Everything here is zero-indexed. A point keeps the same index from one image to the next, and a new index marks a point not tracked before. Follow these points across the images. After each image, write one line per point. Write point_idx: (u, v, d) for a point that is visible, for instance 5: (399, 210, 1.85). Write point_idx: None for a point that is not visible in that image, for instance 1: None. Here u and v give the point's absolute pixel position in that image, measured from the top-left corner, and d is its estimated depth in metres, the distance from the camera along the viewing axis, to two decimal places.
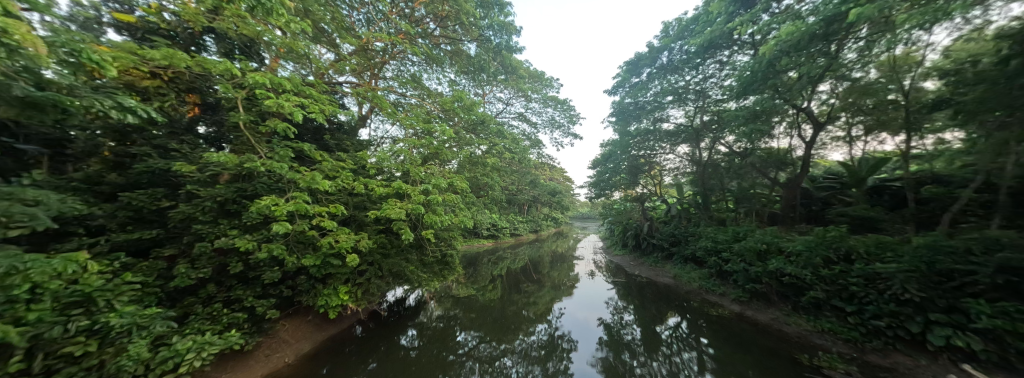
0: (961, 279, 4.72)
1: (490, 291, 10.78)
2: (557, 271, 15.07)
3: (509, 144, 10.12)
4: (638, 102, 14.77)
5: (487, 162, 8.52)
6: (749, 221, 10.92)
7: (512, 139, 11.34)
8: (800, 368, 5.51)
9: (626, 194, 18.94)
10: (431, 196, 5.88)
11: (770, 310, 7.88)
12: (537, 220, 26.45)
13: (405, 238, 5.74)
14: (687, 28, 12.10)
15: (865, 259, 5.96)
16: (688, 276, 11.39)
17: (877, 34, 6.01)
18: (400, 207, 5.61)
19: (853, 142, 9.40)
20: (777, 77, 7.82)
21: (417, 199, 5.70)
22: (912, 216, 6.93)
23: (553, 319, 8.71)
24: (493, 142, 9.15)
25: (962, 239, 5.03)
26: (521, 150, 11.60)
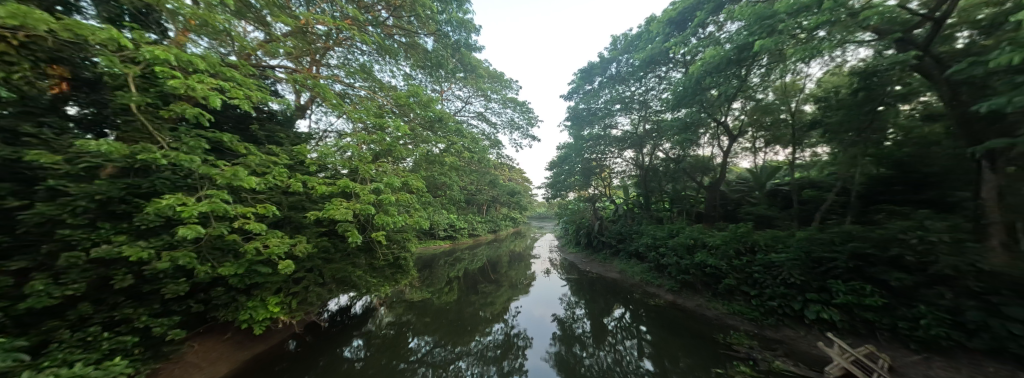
0: (827, 264, 5.97)
1: (446, 293, 10.45)
2: (514, 270, 15.28)
3: (468, 143, 9.97)
4: (591, 108, 15.71)
5: (445, 161, 8.27)
6: (682, 219, 12.36)
7: (471, 138, 11.16)
8: (717, 346, 6.40)
9: (580, 195, 19.99)
10: (382, 196, 5.51)
11: (696, 297, 9.00)
12: (496, 221, 26.42)
13: (352, 241, 5.30)
14: (632, 44, 13.36)
15: (764, 250, 7.17)
16: (632, 270, 12.44)
17: (774, 64, 7.28)
18: (345, 207, 5.16)
19: (758, 152, 11.22)
20: (701, 94, 9.03)
21: (366, 199, 5.30)
22: (797, 214, 8.55)
23: (509, 318, 8.81)
24: (451, 141, 8.91)
25: (829, 233, 6.36)
26: (481, 150, 11.50)
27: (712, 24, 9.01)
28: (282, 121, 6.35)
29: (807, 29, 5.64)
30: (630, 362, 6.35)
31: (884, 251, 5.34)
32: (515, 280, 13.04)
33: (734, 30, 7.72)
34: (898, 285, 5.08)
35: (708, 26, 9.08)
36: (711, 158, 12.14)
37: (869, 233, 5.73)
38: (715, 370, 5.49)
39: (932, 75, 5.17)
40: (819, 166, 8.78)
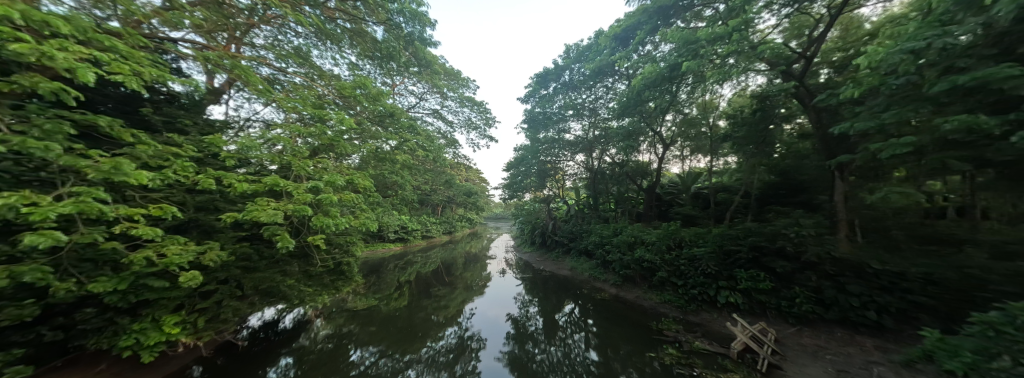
0: (735, 255, 7.07)
1: (395, 300, 9.79)
2: (470, 271, 15.07)
3: (423, 141, 9.49)
4: (546, 112, 16.26)
5: (396, 159, 7.78)
6: (625, 219, 13.55)
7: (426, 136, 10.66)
8: (651, 332, 7.11)
9: (535, 196, 20.53)
10: (321, 196, 4.94)
11: (635, 290, 9.89)
12: (452, 221, 25.75)
13: (282, 246, 4.66)
14: (583, 54, 14.24)
15: (689, 245, 8.20)
16: (581, 268, 13.18)
17: (697, 83, 8.38)
18: (274, 209, 4.52)
19: (686, 160, 12.82)
20: (640, 106, 9.97)
21: (301, 199, 4.71)
22: (715, 213, 10.00)
23: (464, 321, 8.64)
24: (404, 138, 8.43)
25: (737, 229, 7.53)
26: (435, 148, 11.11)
27: (649, 43, 10.02)
28: (187, 105, 5.29)
29: (721, 56, 6.60)
30: (578, 355, 6.71)
31: (773, 243, 6.53)
32: (470, 282, 12.83)
33: (667, 50, 8.70)
34: (783, 271, 6.24)
35: (646, 45, 10.10)
36: (649, 164, 13.54)
37: (764, 229, 6.95)
38: (649, 354, 6.09)
39: (805, 103, 6.49)
40: (731, 173, 10.40)
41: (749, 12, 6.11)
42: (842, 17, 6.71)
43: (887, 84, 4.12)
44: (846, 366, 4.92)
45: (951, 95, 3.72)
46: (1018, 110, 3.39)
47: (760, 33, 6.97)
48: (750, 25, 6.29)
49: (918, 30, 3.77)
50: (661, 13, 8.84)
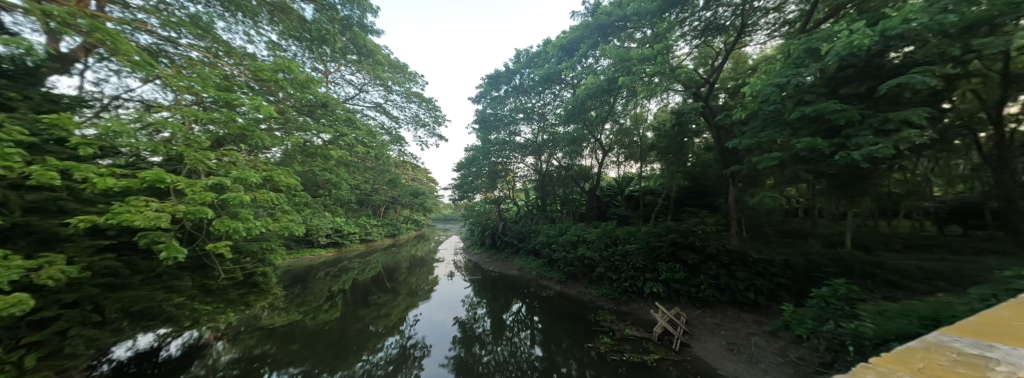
0: (658, 250, 8.04)
1: (324, 312, 8.65)
2: (415, 276, 14.24)
3: (363, 137, 8.67)
4: (497, 113, 16.26)
5: (330, 155, 6.93)
6: (569, 219, 14.39)
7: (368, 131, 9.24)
8: (589, 324, 7.65)
9: (486, 196, 20.32)
10: (228, 195, 4.13)
11: (577, 285, 10.51)
12: (396, 223, 24.01)
13: (171, 257, 3.76)
14: (532, 60, 14.73)
15: (622, 243, 9.06)
16: (529, 267, 13.54)
17: (631, 97, 9.30)
18: (158, 210, 3.63)
19: (622, 165, 14.22)
20: (583, 114, 10.63)
21: (201, 198, 3.85)
22: (644, 214, 11.29)
23: (406, 329, 8.06)
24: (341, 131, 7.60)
25: (660, 227, 8.58)
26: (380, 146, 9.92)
27: (591, 56, 10.82)
28: (12, 72, 3.86)
29: (649, 75, 7.43)
30: (524, 352, 6.88)
31: (687, 239, 7.61)
32: (415, 287, 12.09)
33: (606, 65, 9.47)
34: (693, 262, 7.31)
35: (589, 58, 10.88)
36: (590, 168, 14.60)
37: (680, 227, 8.07)
38: (587, 345, 6.55)
39: (709, 120, 7.73)
40: (656, 178, 11.87)
41: (670, 39, 7.02)
42: (734, 53, 8.33)
43: (764, 110, 5.15)
44: (735, 338, 6.02)
45: (802, 122, 4.83)
46: (839, 136, 4.59)
47: (678, 58, 8.10)
48: (671, 50, 7.21)
49: (782, 69, 4.80)
50: (600, 30, 9.62)
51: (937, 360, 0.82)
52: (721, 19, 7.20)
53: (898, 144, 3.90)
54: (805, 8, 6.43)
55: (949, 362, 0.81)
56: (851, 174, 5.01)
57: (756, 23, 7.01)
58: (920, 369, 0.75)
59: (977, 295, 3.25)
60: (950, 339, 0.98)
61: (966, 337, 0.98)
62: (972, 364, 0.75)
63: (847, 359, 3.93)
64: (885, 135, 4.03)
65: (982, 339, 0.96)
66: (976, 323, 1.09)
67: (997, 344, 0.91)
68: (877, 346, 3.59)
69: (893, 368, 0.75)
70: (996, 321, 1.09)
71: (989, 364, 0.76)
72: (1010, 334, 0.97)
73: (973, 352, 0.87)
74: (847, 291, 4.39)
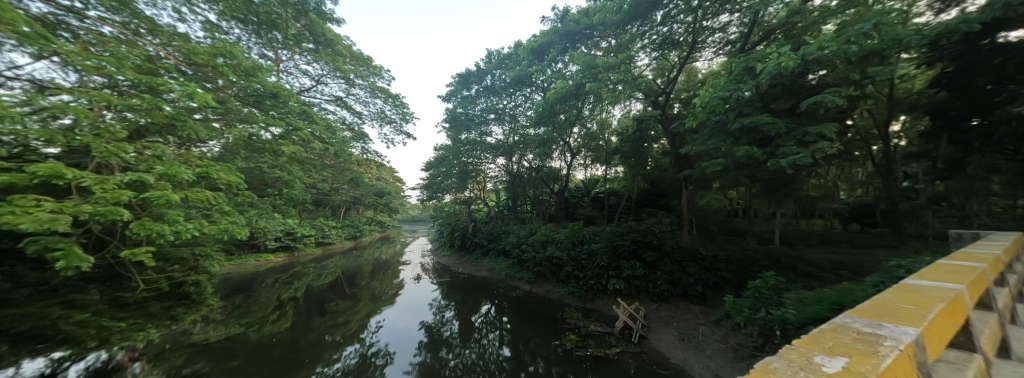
0: (620, 249, 8.46)
1: (273, 324, 7.86)
2: (379, 279, 13.49)
3: (323, 133, 8.02)
4: (468, 113, 15.94)
5: (283, 152, 6.34)
6: (539, 220, 14.64)
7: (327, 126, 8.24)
8: (556, 323, 7.82)
9: (455, 197, 19.91)
10: (153, 195, 3.59)
11: (545, 284, 10.68)
12: (358, 225, 22.55)
13: (77, 265, 3.18)
14: (503, 61, 14.76)
15: (588, 242, 9.43)
16: (499, 268, 13.52)
17: (598, 103, 9.69)
18: (63, 211, 3.06)
19: (588, 168, 14.82)
20: (553, 117, 10.85)
21: (115, 198, 3.30)
22: (608, 214, 11.85)
23: (367, 337, 7.53)
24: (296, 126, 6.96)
25: (622, 227, 9.05)
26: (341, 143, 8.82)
27: (560, 61, 11.11)
28: None
29: (614, 83, 7.79)
30: (492, 353, 6.84)
31: (646, 238, 8.12)
32: (378, 292, 11.46)
33: (574, 70, 9.77)
34: (651, 259, 7.82)
35: (558, 63, 11.16)
36: (559, 170, 14.98)
37: (639, 227, 8.59)
38: (554, 343, 6.70)
39: (666, 127, 8.35)
40: (619, 181, 12.53)
41: (632, 50, 7.43)
42: (686, 67, 9.12)
43: (711, 119, 5.67)
44: (686, 329, 6.53)
45: (742, 132, 5.40)
46: (770, 145, 5.19)
47: (639, 68, 8.63)
48: (632, 60, 7.64)
49: (725, 84, 5.33)
50: (569, 37, 9.93)
51: (840, 341, 0.72)
52: (675, 35, 7.80)
53: (814, 154, 4.53)
54: (744, 31, 7.23)
55: (850, 342, 0.71)
56: (780, 180, 5.72)
57: (704, 41, 7.70)
58: (827, 355, 0.62)
59: (870, 282, 3.88)
60: (850, 320, 0.91)
61: (861, 317, 0.93)
62: (868, 341, 0.71)
63: (774, 342, 4.47)
64: (805, 146, 4.66)
65: (873, 318, 0.91)
66: (866, 304, 1.07)
67: (886, 322, 0.86)
68: (797, 329, 4.14)
69: (800, 356, 0.61)
70: (882, 301, 1.08)
71: (886, 344, 0.67)
72: (895, 314, 0.94)
73: (869, 331, 0.79)
74: (775, 282, 5.01)
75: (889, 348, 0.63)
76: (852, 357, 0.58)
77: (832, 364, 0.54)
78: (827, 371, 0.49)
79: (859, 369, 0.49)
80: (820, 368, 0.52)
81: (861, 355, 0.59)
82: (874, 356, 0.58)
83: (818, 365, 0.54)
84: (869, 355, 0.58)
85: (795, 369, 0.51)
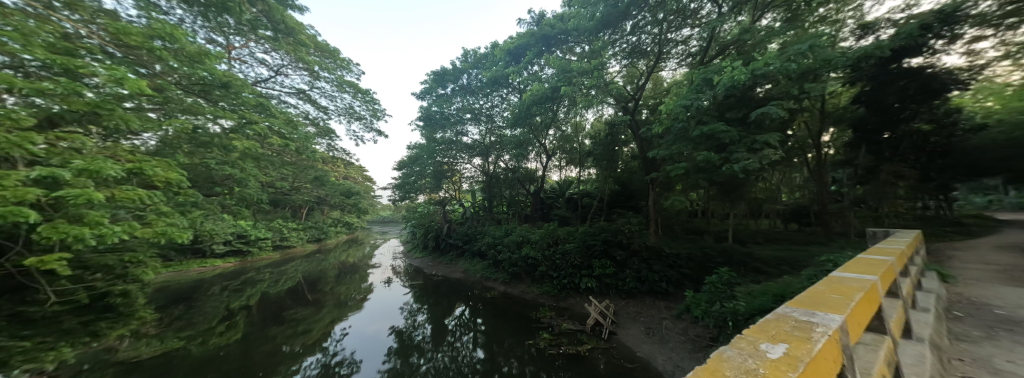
0: (592, 249, 8.74)
1: (221, 335, 7.11)
2: (345, 284, 12.76)
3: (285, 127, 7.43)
4: (444, 112, 15.39)
5: (237, 148, 5.79)
6: (515, 220, 14.70)
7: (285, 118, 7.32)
8: (530, 323, 7.88)
9: (429, 197, 19.38)
10: (72, 195, 3.12)
11: (520, 285, 10.72)
12: (322, 226, 21.14)
13: None
14: (480, 61, 14.64)
15: (562, 242, 9.64)
16: (474, 269, 13.36)
17: (572, 106, 9.94)
18: None
19: (563, 169, 15.13)
20: (529, 119, 10.93)
21: (19, 198, 2.81)
22: (581, 215, 12.19)
23: (330, 346, 7.00)
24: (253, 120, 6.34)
25: (595, 227, 9.35)
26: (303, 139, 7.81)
27: (536, 64, 11.24)
28: None
29: (588, 88, 8.02)
30: (466, 356, 6.72)
31: (616, 237, 8.46)
32: (344, 297, 10.81)
33: (550, 73, 9.92)
34: (620, 258, 8.16)
35: (534, 65, 11.29)
36: (535, 171, 15.13)
37: (610, 227, 8.93)
38: (528, 342, 6.75)
39: (635, 132, 8.78)
40: (593, 182, 12.93)
41: (604, 57, 7.69)
42: (654, 76, 9.66)
43: (675, 126, 6.05)
44: (652, 324, 6.88)
45: (701, 138, 5.81)
46: (725, 151, 5.64)
47: (611, 75, 8.98)
48: (605, 67, 7.91)
49: (687, 93, 5.70)
50: (545, 40, 10.08)
51: (782, 328, 0.78)
52: (644, 45, 8.22)
53: (761, 160, 5.01)
54: (703, 45, 7.82)
55: (790, 330, 0.77)
56: (733, 183, 6.23)
57: (669, 52, 8.20)
58: (770, 342, 0.67)
59: (807, 275, 4.34)
60: (788, 309, 1.00)
61: (797, 307, 1.02)
62: (805, 328, 0.78)
63: (727, 332, 4.84)
64: (754, 153, 5.13)
65: (808, 307, 1.01)
66: (802, 295, 1.18)
67: (818, 310, 0.95)
68: (747, 319, 4.52)
69: (749, 344, 0.64)
70: (815, 292, 1.21)
71: (816, 330, 0.74)
72: (824, 303, 1.05)
73: (805, 318, 0.87)
74: (729, 276, 5.44)
75: (820, 334, 0.70)
76: (791, 343, 0.63)
77: (774, 351, 0.58)
78: (774, 357, 0.53)
79: (798, 355, 0.54)
80: (767, 355, 0.55)
81: (798, 341, 0.64)
82: (808, 342, 0.64)
83: (764, 351, 0.58)
84: (802, 342, 0.64)
85: (747, 357, 0.54)
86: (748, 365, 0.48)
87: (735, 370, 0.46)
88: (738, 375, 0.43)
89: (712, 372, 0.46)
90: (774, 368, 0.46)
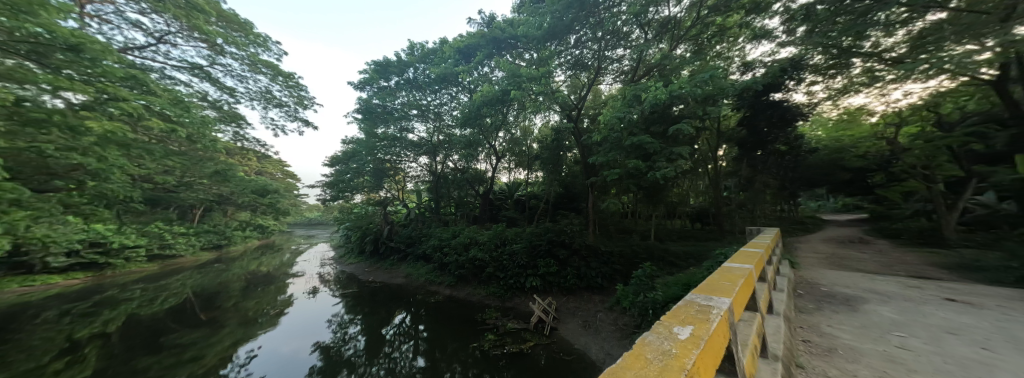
0: (537, 249, 9.07)
1: (58, 376, 5.35)
2: (257, 297, 10.87)
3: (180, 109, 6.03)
4: (386, 106, 14.25)
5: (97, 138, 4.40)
6: (462, 221, 14.43)
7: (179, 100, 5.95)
8: (476, 325, 7.78)
9: (368, 197, 17.75)
10: None
11: (466, 287, 10.49)
12: (227, 230, 17.63)
13: None
14: (428, 56, 13.95)
15: (509, 243, 9.82)
16: (417, 273, 12.68)
17: (521, 109, 10.18)
18: None
19: (512, 172, 15.38)
20: (479, 120, 10.80)
21: None
22: (529, 216, 12.56)
23: (231, 373, 5.79)
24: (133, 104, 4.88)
25: (540, 228, 9.73)
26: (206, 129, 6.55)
27: (486, 66, 11.19)
28: None
29: (536, 94, 8.28)
30: (405, 366, 6.29)
31: (558, 238, 8.95)
32: (254, 314, 9.15)
33: (499, 76, 9.96)
34: (563, 257, 8.63)
35: (484, 67, 11.22)
36: (484, 172, 15.02)
37: (555, 227, 9.39)
38: (472, 345, 6.68)
39: (578, 139, 9.48)
40: (539, 185, 13.46)
41: (550, 65, 8.03)
42: (596, 89, 10.51)
43: (611, 135, 6.66)
44: (589, 317, 7.40)
45: (631, 148, 6.50)
46: (649, 160, 6.40)
47: (557, 83, 9.41)
48: (551, 75, 8.23)
49: (621, 106, 6.31)
50: (495, 43, 10.15)
51: (689, 312, 0.84)
52: (585, 59, 8.86)
53: (676, 169, 5.84)
54: (633, 65, 8.81)
55: (695, 313, 0.83)
56: (656, 188, 7.14)
57: (606, 67, 8.99)
58: (680, 324, 0.72)
59: (707, 265, 5.17)
60: (693, 295, 1.12)
61: (700, 293, 1.15)
62: (707, 310, 0.87)
63: (647, 319, 5.47)
64: (671, 162, 5.95)
65: (708, 293, 1.15)
66: (704, 283, 1.35)
67: (714, 295, 1.10)
68: (662, 306, 5.18)
69: (663, 326, 0.69)
70: (712, 280, 1.40)
71: (713, 312, 0.83)
72: (720, 289, 1.22)
73: (705, 301, 0.98)
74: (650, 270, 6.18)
75: (716, 315, 0.78)
76: (694, 325, 0.70)
77: (681, 331, 0.64)
78: (682, 338, 0.57)
79: (700, 336, 0.60)
80: (676, 337, 0.60)
81: (699, 323, 0.72)
82: (707, 323, 0.71)
83: (675, 333, 0.62)
84: (702, 322, 0.72)
85: (663, 340, 0.57)
86: (663, 347, 0.51)
87: (654, 354, 0.47)
88: (657, 358, 0.44)
89: (637, 356, 0.45)
90: (685, 350, 0.48)
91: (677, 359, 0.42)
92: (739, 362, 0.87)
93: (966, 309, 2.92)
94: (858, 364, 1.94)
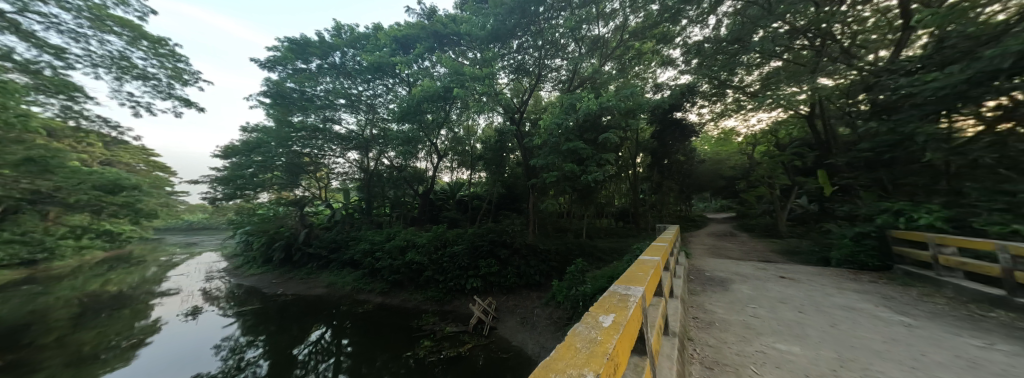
0: (478, 250, 8.99)
1: None
2: (102, 327, 8.22)
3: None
4: (306, 92, 12.43)
5: None
6: (398, 223, 13.47)
7: None
8: (411, 333, 7.31)
9: (279, 196, 15.08)
10: None
11: (401, 293, 9.79)
12: None
13: None
14: (359, 41, 12.58)
15: (450, 244, 9.54)
16: (343, 281, 11.31)
17: (463, 108, 9.95)
18: None
19: (454, 171, 14.98)
20: (420, 116, 9.83)
21: None
22: (470, 218, 12.42)
23: None
24: None
25: (482, 229, 9.68)
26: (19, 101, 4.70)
27: (427, 60, 10.63)
28: None
29: (480, 94, 8.19)
30: None
31: (499, 238, 9.06)
32: (92, 350, 6.85)
33: (441, 72, 9.55)
34: (504, 256, 8.76)
35: (425, 61, 10.63)
36: (425, 170, 14.26)
37: (496, 228, 9.47)
38: (406, 355, 6.26)
39: (520, 142, 9.78)
40: (480, 185, 13.41)
41: (493, 67, 8.02)
42: (536, 94, 10.98)
43: (550, 139, 6.99)
44: (527, 314, 7.64)
45: (567, 152, 6.94)
46: (581, 164, 6.95)
47: (501, 85, 9.46)
48: (495, 77, 8.22)
49: (559, 113, 6.69)
50: (437, 37, 9.77)
51: (612, 301, 0.91)
52: (528, 65, 9.17)
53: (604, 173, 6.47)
54: (569, 76, 9.48)
55: (617, 302, 0.91)
56: (587, 190, 7.84)
57: (546, 75, 9.46)
58: (604, 314, 0.76)
59: (627, 259, 5.83)
60: (616, 286, 1.21)
61: (623, 283, 1.26)
62: (626, 298, 0.95)
63: (577, 311, 5.90)
64: (599, 167, 6.56)
65: (629, 283, 1.27)
66: (625, 274, 1.50)
67: (633, 285, 1.22)
68: (590, 298, 5.67)
69: (590, 316, 0.72)
70: (632, 272, 1.56)
71: (631, 300, 0.92)
72: (637, 279, 1.38)
73: (625, 291, 1.08)
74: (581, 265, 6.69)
75: (632, 302, 0.87)
76: (615, 313, 0.75)
77: (605, 319, 0.69)
78: (606, 326, 0.61)
79: (619, 322, 0.65)
80: (601, 324, 0.63)
81: (618, 311, 0.78)
82: (625, 310, 0.77)
83: (599, 322, 0.65)
84: (620, 309, 0.78)
85: (590, 329, 0.59)
86: (590, 335, 0.53)
87: (583, 342, 0.48)
88: (587, 347, 0.44)
89: (567, 347, 0.45)
90: (609, 338, 0.51)
91: (600, 345, 0.44)
92: (648, 341, 0.99)
93: (791, 283, 3.94)
94: (729, 332, 2.43)
